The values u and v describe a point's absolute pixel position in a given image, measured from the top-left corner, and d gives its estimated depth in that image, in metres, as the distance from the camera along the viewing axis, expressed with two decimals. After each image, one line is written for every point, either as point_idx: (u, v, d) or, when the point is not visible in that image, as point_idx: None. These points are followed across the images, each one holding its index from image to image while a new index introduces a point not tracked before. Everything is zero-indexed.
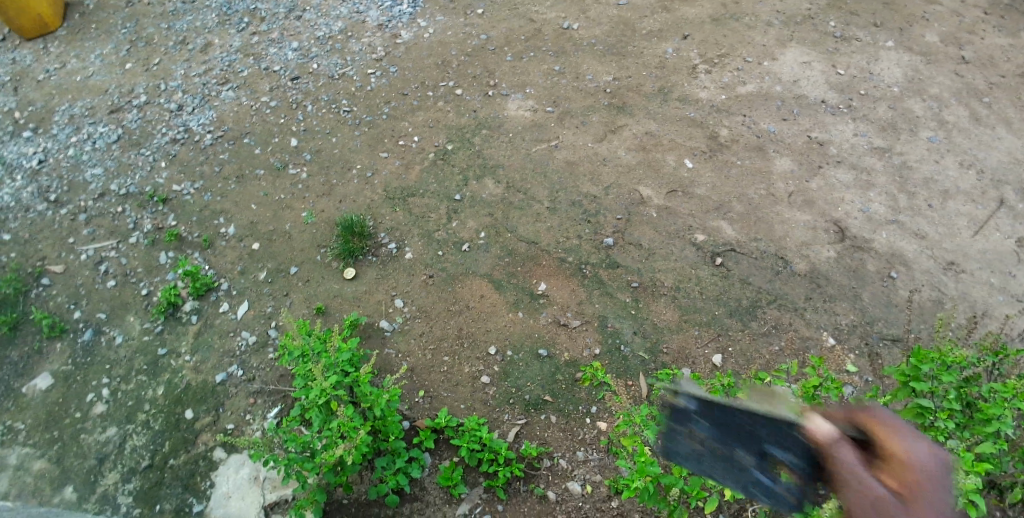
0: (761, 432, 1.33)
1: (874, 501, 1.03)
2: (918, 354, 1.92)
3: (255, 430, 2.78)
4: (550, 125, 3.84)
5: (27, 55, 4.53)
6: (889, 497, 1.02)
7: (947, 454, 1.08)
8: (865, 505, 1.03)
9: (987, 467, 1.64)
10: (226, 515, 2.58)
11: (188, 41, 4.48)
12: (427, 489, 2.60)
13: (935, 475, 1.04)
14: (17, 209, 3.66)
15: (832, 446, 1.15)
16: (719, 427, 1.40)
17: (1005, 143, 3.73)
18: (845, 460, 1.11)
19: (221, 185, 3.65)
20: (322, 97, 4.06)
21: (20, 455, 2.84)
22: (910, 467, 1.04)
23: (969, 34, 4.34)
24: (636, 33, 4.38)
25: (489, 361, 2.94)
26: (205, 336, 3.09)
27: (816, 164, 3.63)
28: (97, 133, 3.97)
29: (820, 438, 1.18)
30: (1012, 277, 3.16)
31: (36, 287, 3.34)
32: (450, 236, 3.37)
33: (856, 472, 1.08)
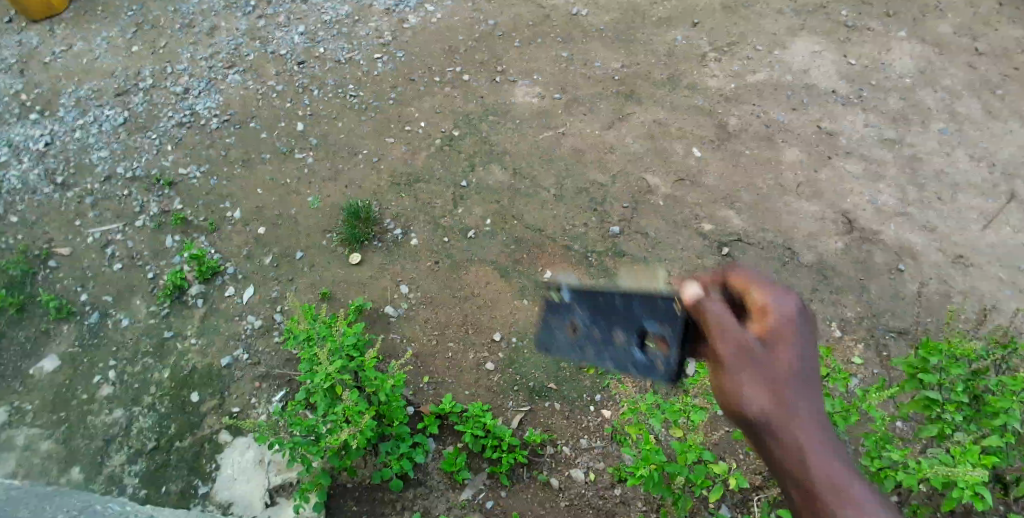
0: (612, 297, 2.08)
1: (736, 345, 1.43)
2: (928, 346, 1.91)
3: (260, 414, 2.80)
4: (558, 112, 3.82)
5: (33, 37, 4.52)
6: (748, 342, 1.43)
7: (800, 306, 1.48)
8: (734, 350, 1.43)
9: (993, 460, 1.65)
10: (231, 497, 2.59)
11: (195, 24, 4.46)
12: (431, 474, 2.61)
13: (785, 322, 1.46)
14: (24, 192, 3.66)
15: (707, 307, 1.50)
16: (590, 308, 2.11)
17: (1018, 136, 3.69)
18: (719, 317, 1.48)
19: (227, 169, 3.65)
20: (329, 82, 4.04)
21: (27, 436, 2.86)
22: (768, 314, 1.48)
23: (984, 25, 4.28)
24: (646, 20, 4.33)
25: (494, 348, 2.95)
26: (210, 320, 3.10)
27: (825, 154, 3.60)
28: (103, 116, 3.96)
29: (692, 298, 1.54)
30: (1020, 271, 3.14)
31: (43, 270, 3.35)
32: (456, 223, 3.36)
33: (725, 324, 1.46)
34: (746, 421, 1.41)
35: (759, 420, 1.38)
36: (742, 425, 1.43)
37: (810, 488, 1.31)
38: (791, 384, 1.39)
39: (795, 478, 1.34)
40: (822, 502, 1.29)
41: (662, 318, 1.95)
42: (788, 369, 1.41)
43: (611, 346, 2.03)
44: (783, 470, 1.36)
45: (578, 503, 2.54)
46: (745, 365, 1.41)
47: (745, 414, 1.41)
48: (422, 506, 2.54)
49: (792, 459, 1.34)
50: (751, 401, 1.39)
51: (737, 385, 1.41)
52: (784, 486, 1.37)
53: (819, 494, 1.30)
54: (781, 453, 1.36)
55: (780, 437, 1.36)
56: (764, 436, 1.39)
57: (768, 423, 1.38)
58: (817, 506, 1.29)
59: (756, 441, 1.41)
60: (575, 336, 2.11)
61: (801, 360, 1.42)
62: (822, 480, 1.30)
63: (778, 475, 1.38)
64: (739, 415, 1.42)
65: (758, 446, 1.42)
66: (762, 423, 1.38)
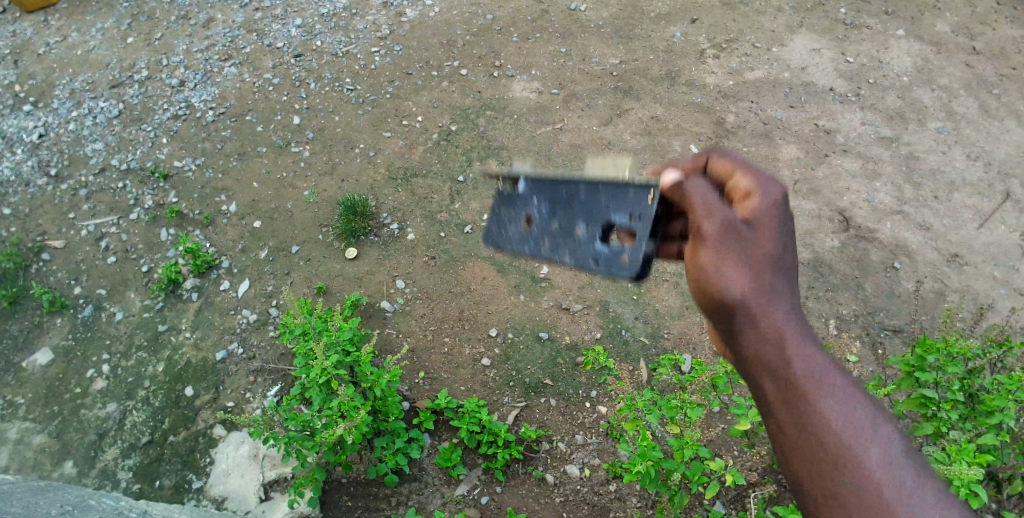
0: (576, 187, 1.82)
1: (721, 225, 1.34)
2: (925, 344, 1.92)
3: (255, 408, 2.79)
4: (555, 108, 3.81)
5: (27, 28, 4.47)
6: (735, 222, 1.34)
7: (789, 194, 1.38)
8: (717, 230, 1.34)
9: (988, 459, 1.67)
10: (226, 492, 2.59)
11: (191, 15, 4.43)
12: (426, 470, 2.61)
13: (774, 208, 1.37)
14: (17, 184, 3.63)
15: (691, 187, 1.39)
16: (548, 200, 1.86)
17: (1013, 135, 3.71)
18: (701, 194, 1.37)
19: (222, 162, 3.63)
20: (326, 75, 4.01)
21: (19, 429, 2.85)
22: (751, 200, 1.40)
23: (981, 25, 4.28)
24: (645, 16, 4.31)
25: (490, 343, 2.94)
26: (205, 314, 3.09)
27: (822, 152, 3.60)
28: (97, 108, 3.93)
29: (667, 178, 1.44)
30: (1015, 270, 3.16)
31: (36, 262, 3.32)
32: (452, 218, 3.35)
33: (712, 205, 1.36)
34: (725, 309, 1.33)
35: (739, 309, 1.31)
36: (718, 314, 1.35)
37: (787, 376, 1.25)
38: (774, 270, 1.32)
39: (775, 369, 1.27)
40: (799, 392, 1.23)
41: (629, 204, 1.70)
42: (773, 256, 1.33)
43: (569, 238, 1.79)
44: (759, 362, 1.29)
45: (573, 499, 2.54)
46: (729, 246, 1.33)
47: (724, 303, 1.32)
48: (417, 501, 2.54)
49: (773, 347, 1.28)
50: (731, 287, 1.31)
51: (718, 268, 1.32)
52: (756, 377, 1.31)
53: (790, 379, 1.25)
54: (761, 341, 1.29)
55: (761, 328, 1.29)
56: (742, 329, 1.31)
57: (749, 313, 1.30)
58: (791, 393, 1.24)
59: (732, 331, 1.34)
60: (528, 230, 1.89)
61: (784, 250, 1.34)
62: (802, 368, 1.25)
63: (751, 367, 1.31)
64: (716, 302, 1.33)
65: (733, 336, 1.34)
66: (742, 310, 1.31)
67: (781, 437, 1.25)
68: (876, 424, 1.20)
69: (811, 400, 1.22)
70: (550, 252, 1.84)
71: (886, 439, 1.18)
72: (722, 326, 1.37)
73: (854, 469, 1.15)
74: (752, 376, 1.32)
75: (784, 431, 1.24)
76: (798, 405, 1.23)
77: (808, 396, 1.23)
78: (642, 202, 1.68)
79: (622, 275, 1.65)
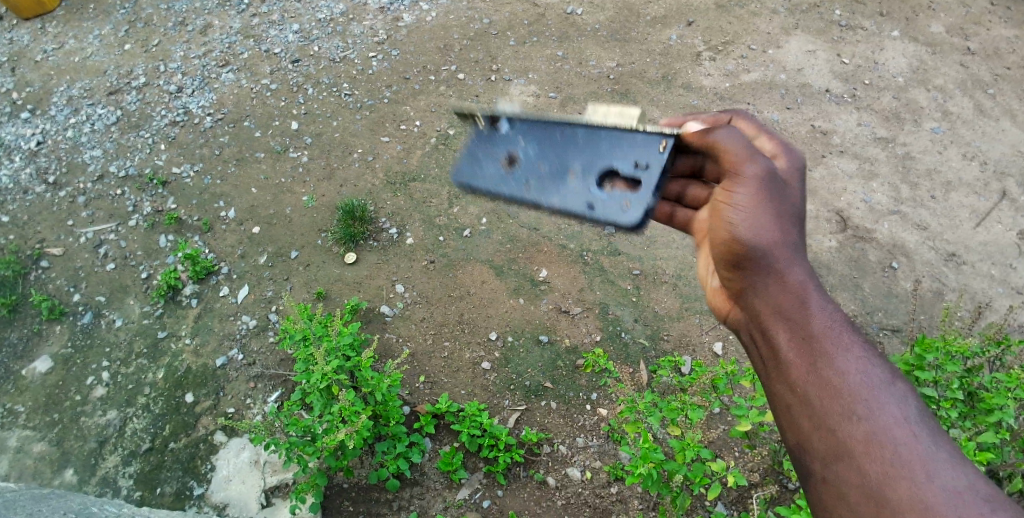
0: (576, 134, 1.94)
1: (757, 177, 1.56)
2: (924, 343, 1.96)
3: (255, 414, 2.79)
4: (553, 111, 3.82)
5: (24, 35, 4.47)
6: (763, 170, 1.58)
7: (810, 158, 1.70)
8: (754, 181, 1.56)
9: (987, 456, 1.72)
10: (227, 498, 2.59)
11: (188, 22, 4.43)
12: (427, 474, 2.61)
13: (794, 169, 1.67)
14: (15, 191, 3.63)
15: (724, 131, 1.65)
16: (544, 145, 1.95)
17: (1009, 135, 3.73)
18: (740, 144, 1.61)
19: (220, 168, 3.63)
20: (323, 80, 4.02)
21: (20, 437, 2.84)
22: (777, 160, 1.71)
23: (975, 25, 4.31)
24: (641, 19, 4.33)
25: (490, 347, 2.95)
26: (204, 320, 3.09)
27: (819, 153, 3.61)
28: (95, 115, 3.93)
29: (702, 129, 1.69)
30: (1012, 269, 3.18)
31: (35, 270, 3.32)
32: (451, 221, 3.36)
33: (745, 146, 1.61)
34: (745, 254, 1.55)
35: (761, 254, 1.52)
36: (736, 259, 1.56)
37: (798, 319, 1.42)
38: (792, 221, 1.56)
39: (789, 312, 1.45)
40: (808, 334, 1.38)
41: (634, 153, 1.86)
42: (793, 208, 1.59)
43: (564, 183, 1.91)
44: (774, 303, 1.48)
45: (574, 502, 2.55)
46: (760, 197, 1.55)
47: (746, 248, 1.54)
48: (418, 505, 2.55)
49: (791, 293, 1.46)
50: (755, 231, 1.53)
51: (745, 214, 1.56)
52: (767, 321, 1.48)
53: (803, 322, 1.41)
54: (779, 285, 1.49)
55: (781, 273, 1.50)
56: (759, 273, 1.53)
57: (769, 259, 1.51)
58: (800, 336, 1.39)
59: (748, 276, 1.55)
60: (511, 170, 1.95)
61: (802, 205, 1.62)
62: (814, 314, 1.41)
63: (762, 311, 1.51)
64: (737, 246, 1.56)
65: (749, 281, 1.56)
66: (762, 253, 1.52)
67: (781, 375, 1.40)
68: (891, 379, 1.27)
69: (821, 345, 1.36)
70: (538, 192, 1.92)
71: (900, 394, 1.24)
72: (740, 274, 1.58)
73: (854, 408, 1.24)
74: (764, 322, 1.49)
75: (785, 369, 1.39)
76: (807, 345, 1.37)
77: (819, 339, 1.37)
78: (648, 150, 1.84)
79: (622, 223, 1.83)
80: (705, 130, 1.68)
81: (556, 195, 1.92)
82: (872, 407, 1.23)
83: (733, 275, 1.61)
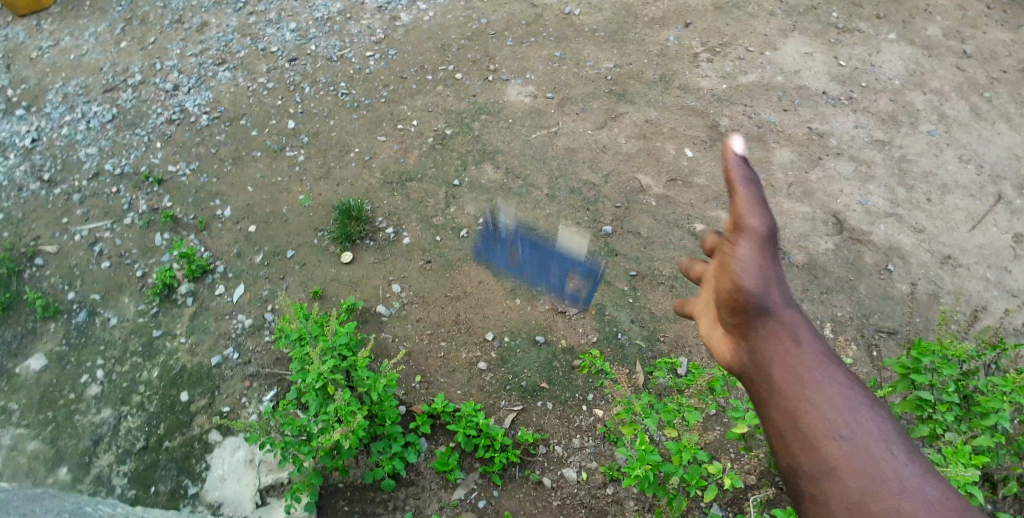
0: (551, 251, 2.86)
1: (762, 223, 1.22)
2: (920, 347, 1.95)
3: (251, 413, 2.78)
4: (550, 112, 3.82)
5: (20, 32, 4.45)
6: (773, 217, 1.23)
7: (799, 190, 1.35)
8: (758, 228, 1.22)
9: (983, 460, 1.72)
10: (222, 497, 2.57)
11: (185, 20, 4.42)
12: (423, 474, 2.60)
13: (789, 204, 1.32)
14: (10, 188, 3.61)
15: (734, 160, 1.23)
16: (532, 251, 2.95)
17: (1005, 138, 3.74)
18: (746, 177, 1.24)
19: (217, 167, 3.62)
20: (320, 79, 4.01)
21: (13, 436, 2.82)
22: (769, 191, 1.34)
23: (972, 29, 4.32)
24: (639, 20, 4.34)
25: (486, 347, 2.94)
26: (200, 318, 3.08)
27: (816, 155, 3.62)
28: (91, 113, 3.92)
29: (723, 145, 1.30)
30: (1007, 272, 3.19)
31: (29, 268, 3.30)
32: (448, 221, 3.36)
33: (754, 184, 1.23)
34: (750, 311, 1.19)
35: (759, 298, 1.19)
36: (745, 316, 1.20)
37: (794, 362, 1.13)
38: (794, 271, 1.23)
39: (786, 357, 1.14)
40: (805, 376, 1.10)
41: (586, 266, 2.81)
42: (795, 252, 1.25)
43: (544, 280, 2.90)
44: (772, 350, 1.16)
45: (570, 503, 2.55)
46: (765, 238, 1.22)
47: (742, 290, 1.20)
48: (414, 505, 2.54)
49: (787, 339, 1.16)
50: (755, 274, 1.20)
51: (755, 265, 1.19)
52: (775, 395, 1.12)
53: (802, 367, 1.12)
54: (777, 331, 1.17)
55: (781, 319, 1.18)
56: (756, 316, 1.20)
57: (767, 302, 1.19)
58: (794, 374, 1.11)
59: (742, 321, 1.22)
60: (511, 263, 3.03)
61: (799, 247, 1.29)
62: (813, 359, 1.12)
63: (762, 360, 1.16)
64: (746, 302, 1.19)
65: (743, 327, 1.22)
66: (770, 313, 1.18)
67: (782, 421, 1.08)
68: (891, 423, 1.03)
69: (816, 385, 1.08)
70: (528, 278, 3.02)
71: (901, 439, 1.00)
72: (733, 314, 1.23)
73: (852, 450, 0.99)
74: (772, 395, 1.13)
75: (784, 415, 1.08)
76: (802, 387, 1.09)
77: (815, 383, 1.08)
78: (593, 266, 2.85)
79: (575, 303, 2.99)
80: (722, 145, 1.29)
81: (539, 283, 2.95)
82: (868, 450, 0.99)
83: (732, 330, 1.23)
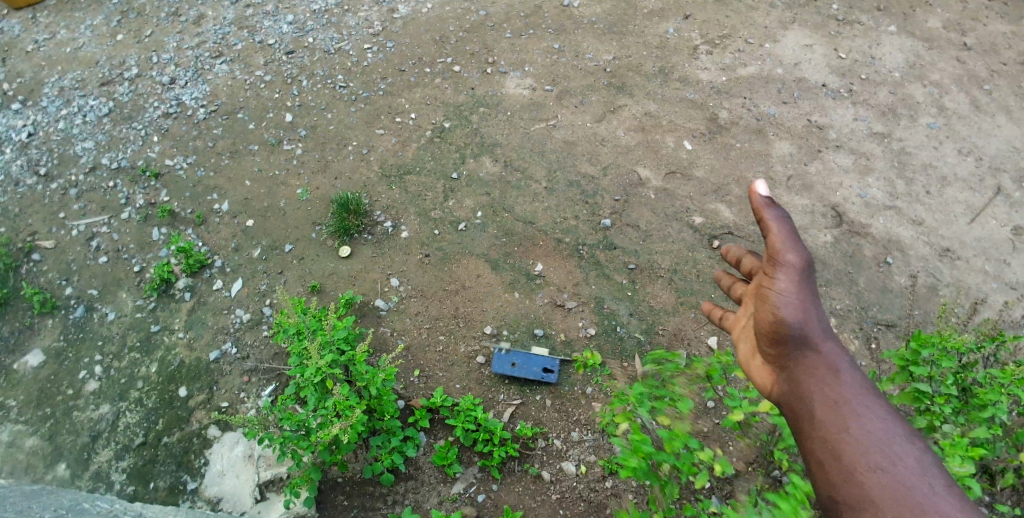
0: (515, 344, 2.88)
1: (800, 265, 1.60)
2: (920, 338, 1.92)
3: (249, 408, 2.78)
4: (549, 104, 3.80)
5: (15, 25, 4.41)
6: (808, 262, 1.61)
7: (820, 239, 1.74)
8: (796, 269, 1.60)
9: (982, 453, 1.71)
10: (221, 493, 2.58)
11: (181, 12, 4.38)
12: (422, 468, 2.61)
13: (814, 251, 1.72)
14: (6, 183, 3.59)
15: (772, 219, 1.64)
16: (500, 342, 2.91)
17: (1004, 131, 3.73)
18: (786, 231, 1.63)
19: (214, 161, 3.60)
20: (318, 72, 3.99)
21: (11, 432, 2.82)
22: None
23: (972, 21, 4.31)
24: (638, 12, 4.32)
25: (485, 341, 2.94)
26: (198, 313, 3.07)
27: (815, 148, 3.61)
28: (87, 106, 3.89)
29: (761, 199, 1.66)
30: (1006, 264, 3.19)
31: (27, 263, 3.29)
32: (446, 215, 3.34)
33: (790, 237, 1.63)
34: (784, 334, 1.59)
35: (799, 331, 1.57)
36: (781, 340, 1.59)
37: (824, 383, 1.51)
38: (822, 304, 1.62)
39: (816, 378, 1.53)
40: (831, 392, 1.49)
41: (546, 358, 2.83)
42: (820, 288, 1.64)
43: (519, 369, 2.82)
44: (809, 377, 1.54)
45: (569, 496, 2.55)
46: (801, 279, 1.60)
47: (782, 321, 1.59)
48: (413, 499, 2.54)
49: (823, 366, 1.54)
50: (796, 312, 1.58)
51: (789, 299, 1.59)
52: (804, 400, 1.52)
53: (836, 392, 1.49)
54: (814, 361, 1.56)
55: (817, 349, 1.57)
56: (794, 346, 1.59)
57: (802, 331, 1.58)
58: (822, 391, 1.50)
59: (784, 350, 1.60)
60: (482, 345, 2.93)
61: None
62: (845, 386, 1.49)
63: (801, 383, 1.55)
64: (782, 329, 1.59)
65: (785, 356, 1.60)
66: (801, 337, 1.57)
67: (816, 436, 1.45)
68: (908, 438, 1.38)
69: (850, 409, 1.44)
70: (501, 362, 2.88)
71: (917, 452, 1.35)
72: (772, 342, 1.62)
73: (876, 462, 1.34)
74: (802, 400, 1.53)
75: (819, 430, 1.45)
76: (837, 409, 1.45)
77: (847, 404, 1.45)
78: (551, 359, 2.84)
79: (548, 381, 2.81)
80: (760, 199, 1.66)
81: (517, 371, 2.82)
82: (875, 447, 1.36)
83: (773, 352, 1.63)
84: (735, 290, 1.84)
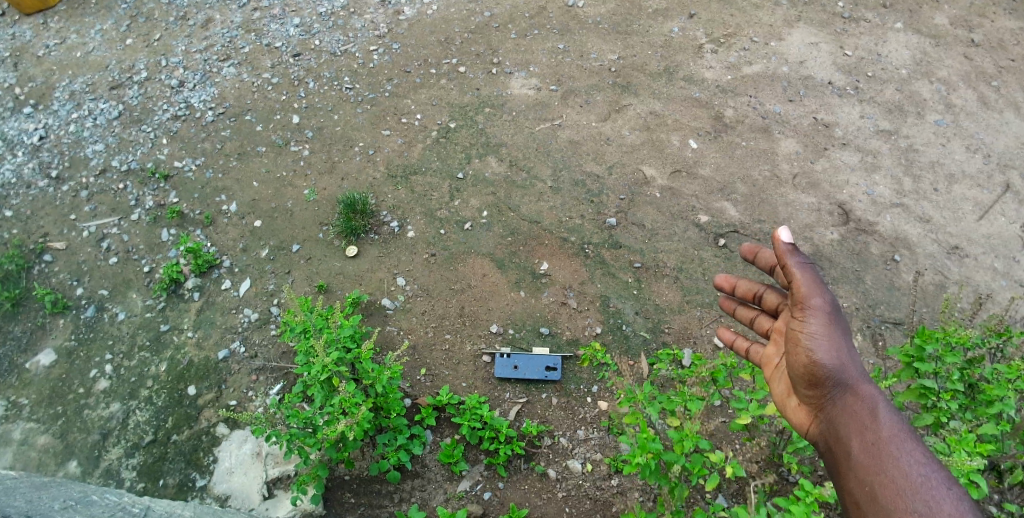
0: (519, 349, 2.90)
1: (827, 307, 1.66)
2: (924, 334, 1.95)
3: (258, 406, 2.81)
4: (554, 104, 3.81)
5: (27, 30, 4.47)
6: (835, 305, 1.67)
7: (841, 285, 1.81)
8: (824, 312, 1.66)
9: (987, 448, 1.74)
10: (229, 489, 2.60)
11: (190, 16, 4.43)
12: (428, 466, 2.62)
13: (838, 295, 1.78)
14: (18, 186, 3.64)
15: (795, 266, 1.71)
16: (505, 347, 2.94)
17: (1013, 127, 3.71)
18: (809, 276, 1.70)
19: (222, 162, 3.64)
20: (324, 74, 4.02)
21: (23, 430, 2.85)
22: None
23: (980, 17, 4.28)
24: (643, 11, 4.32)
25: (491, 339, 2.95)
26: (206, 313, 3.10)
27: (821, 146, 3.60)
28: (98, 110, 3.94)
29: (784, 244, 1.73)
30: (1016, 262, 3.17)
31: (39, 264, 3.33)
32: (452, 215, 3.36)
33: (817, 282, 1.69)
34: (822, 377, 1.63)
35: (835, 373, 1.61)
36: (819, 384, 1.63)
37: (861, 422, 1.55)
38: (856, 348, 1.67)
39: (853, 418, 1.57)
40: (868, 428, 1.53)
41: (547, 358, 2.86)
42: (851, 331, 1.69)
43: (524, 373, 2.83)
44: (846, 416, 1.58)
45: (575, 494, 2.56)
46: (830, 322, 1.65)
47: (819, 365, 1.63)
48: (419, 497, 2.56)
49: (860, 408, 1.57)
50: (828, 353, 1.63)
51: (823, 342, 1.64)
52: (844, 440, 1.56)
53: (873, 431, 1.51)
54: (852, 402, 1.59)
55: (855, 390, 1.60)
56: (832, 389, 1.62)
57: (840, 375, 1.61)
58: (861, 431, 1.53)
59: (823, 392, 1.64)
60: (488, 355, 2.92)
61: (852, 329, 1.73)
62: (883, 427, 1.51)
63: (839, 424, 1.58)
64: (819, 373, 1.63)
65: (823, 396, 1.64)
66: (838, 381, 1.61)
67: (853, 476, 1.48)
68: (947, 482, 1.37)
69: (888, 451, 1.46)
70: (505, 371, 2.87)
71: (955, 497, 1.34)
72: (811, 388, 1.66)
73: (913, 506, 1.34)
74: (841, 439, 1.56)
75: (856, 471, 1.48)
76: (874, 449, 1.48)
77: (881, 437, 1.49)
78: (552, 357, 2.87)
79: (553, 378, 2.83)
80: (783, 244, 1.72)
81: (522, 376, 2.83)
82: (905, 477, 1.40)
83: (812, 396, 1.67)
84: (760, 324, 1.99)
